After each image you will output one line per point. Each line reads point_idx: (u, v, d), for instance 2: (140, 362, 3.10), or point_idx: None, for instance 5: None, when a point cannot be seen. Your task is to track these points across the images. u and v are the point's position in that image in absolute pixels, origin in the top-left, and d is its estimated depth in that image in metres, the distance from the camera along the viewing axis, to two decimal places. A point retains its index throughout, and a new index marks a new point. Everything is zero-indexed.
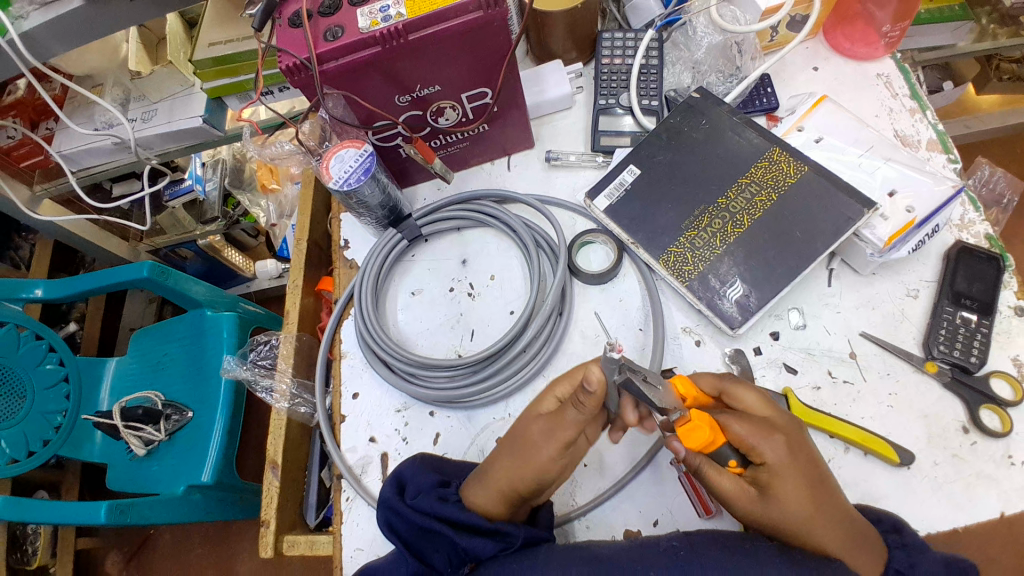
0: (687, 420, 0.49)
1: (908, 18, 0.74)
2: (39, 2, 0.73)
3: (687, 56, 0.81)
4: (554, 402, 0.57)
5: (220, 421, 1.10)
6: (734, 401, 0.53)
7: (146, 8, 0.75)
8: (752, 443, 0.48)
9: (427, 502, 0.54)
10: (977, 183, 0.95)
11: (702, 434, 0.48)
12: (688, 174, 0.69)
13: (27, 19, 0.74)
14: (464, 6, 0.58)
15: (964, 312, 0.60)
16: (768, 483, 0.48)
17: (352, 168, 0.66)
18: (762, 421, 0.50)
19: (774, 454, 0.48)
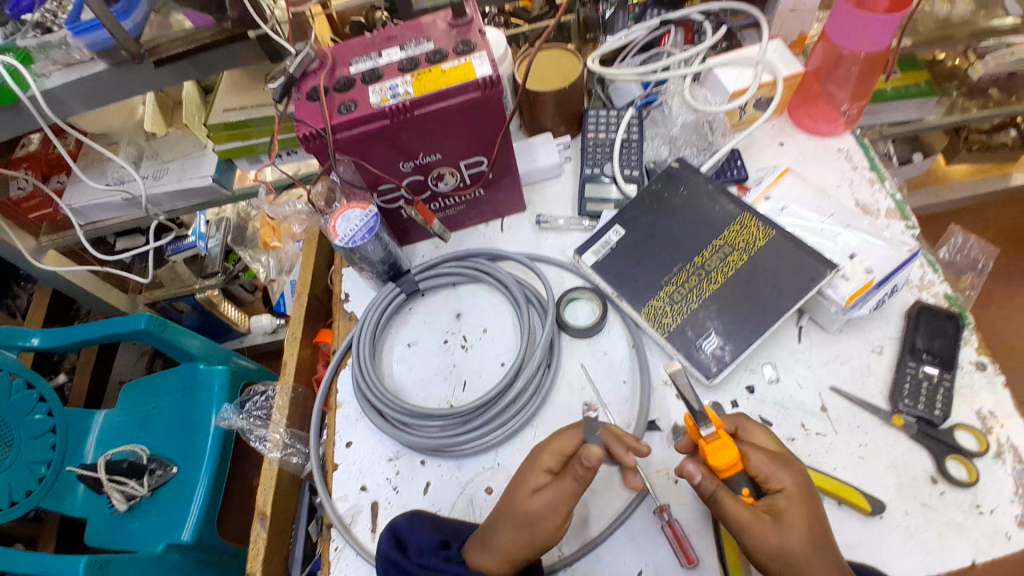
0: (716, 438, 0.53)
1: (865, 97, 0.83)
2: (62, 64, 0.91)
3: (664, 132, 0.88)
4: (546, 475, 0.57)
5: (204, 479, 1.10)
6: (747, 436, 0.58)
7: (164, 75, 0.92)
8: (772, 471, 0.53)
9: (432, 560, 0.57)
10: (953, 248, 1.05)
11: (727, 453, 0.53)
12: (667, 236, 0.75)
13: (49, 78, 0.91)
14: (464, 87, 0.66)
15: (926, 366, 0.64)
16: (783, 510, 0.52)
17: (357, 227, 0.71)
18: (775, 453, 0.55)
19: (792, 482, 0.53)
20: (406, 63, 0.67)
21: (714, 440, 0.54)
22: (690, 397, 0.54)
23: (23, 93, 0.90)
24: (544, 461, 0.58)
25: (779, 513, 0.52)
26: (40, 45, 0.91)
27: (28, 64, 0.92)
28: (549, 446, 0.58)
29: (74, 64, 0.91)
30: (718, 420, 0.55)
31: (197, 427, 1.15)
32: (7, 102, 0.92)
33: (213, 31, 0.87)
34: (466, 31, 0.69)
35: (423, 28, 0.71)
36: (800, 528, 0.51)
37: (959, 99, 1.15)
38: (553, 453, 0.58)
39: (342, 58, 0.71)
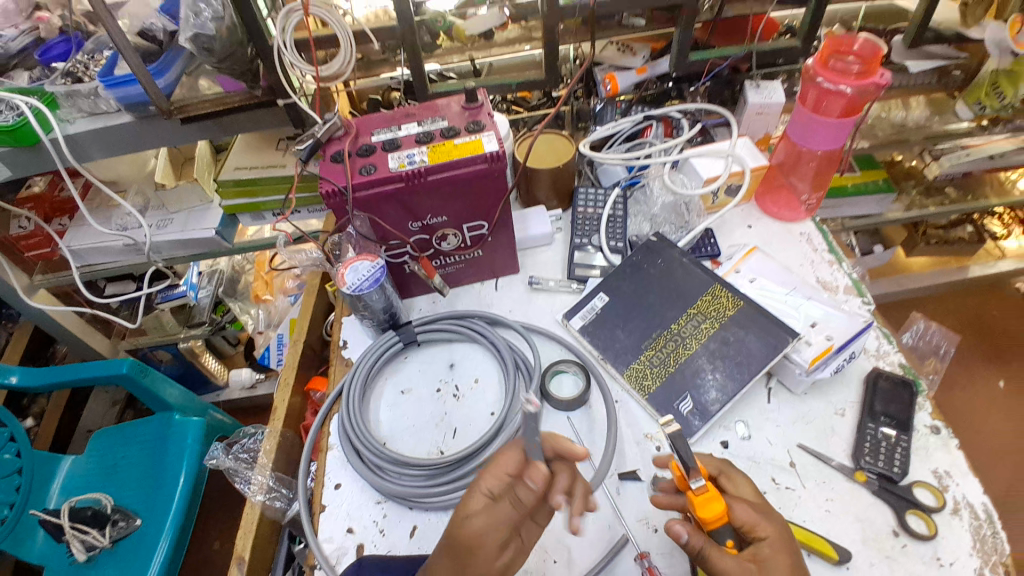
0: (703, 492, 0.55)
1: (822, 189, 0.96)
2: (87, 113, 1.00)
3: (646, 211, 0.98)
4: (484, 499, 0.55)
5: (166, 539, 1.06)
6: (730, 484, 0.61)
7: (181, 130, 1.01)
8: (757, 520, 0.56)
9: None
10: (919, 334, 1.19)
11: (715, 506, 0.55)
12: (648, 301, 0.82)
13: (72, 124, 0.99)
14: (473, 159, 0.74)
15: (884, 427, 0.70)
16: (766, 557, 0.54)
17: (365, 277, 0.77)
18: (756, 505, 0.58)
19: (773, 528, 0.56)
20: (422, 136, 0.76)
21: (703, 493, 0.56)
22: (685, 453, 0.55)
23: (45, 134, 0.97)
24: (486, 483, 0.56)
25: (762, 561, 0.54)
26: (69, 92, 0.96)
27: (52, 107, 0.99)
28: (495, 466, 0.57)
29: (99, 114, 1.00)
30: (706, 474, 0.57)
31: (167, 478, 1.12)
32: (31, 142, 0.98)
33: (242, 96, 0.95)
34: (477, 113, 0.80)
35: (439, 108, 0.81)
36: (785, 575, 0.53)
37: (917, 195, 1.38)
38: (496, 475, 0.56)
39: (364, 129, 0.80)
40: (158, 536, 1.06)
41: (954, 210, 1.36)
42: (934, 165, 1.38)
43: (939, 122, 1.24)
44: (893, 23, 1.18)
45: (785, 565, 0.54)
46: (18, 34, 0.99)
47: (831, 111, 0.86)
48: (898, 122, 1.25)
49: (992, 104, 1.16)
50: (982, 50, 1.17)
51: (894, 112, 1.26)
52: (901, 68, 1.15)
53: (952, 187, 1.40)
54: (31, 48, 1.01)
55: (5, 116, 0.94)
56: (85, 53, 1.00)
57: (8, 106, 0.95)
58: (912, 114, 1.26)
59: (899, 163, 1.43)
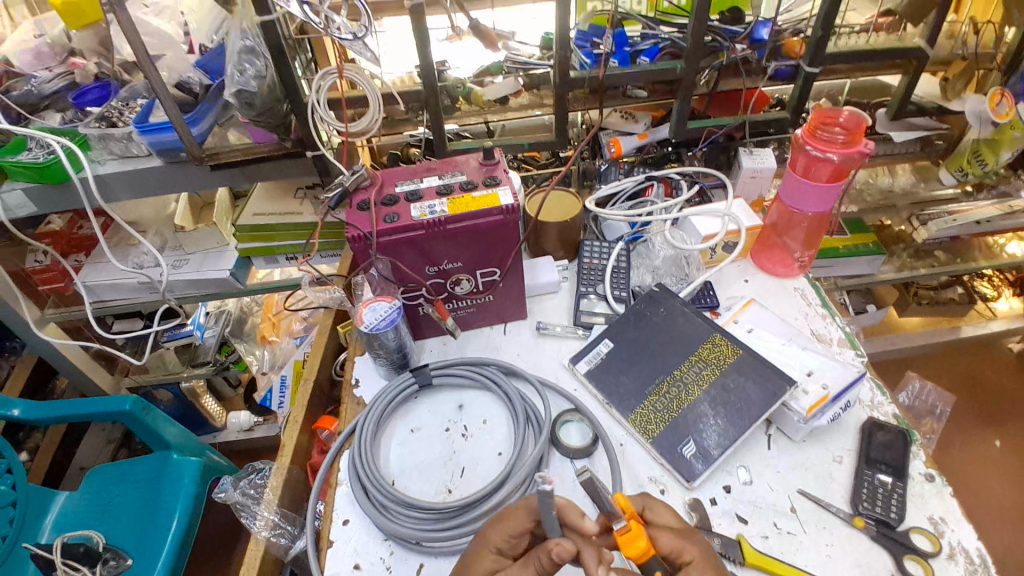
0: (628, 530, 0.56)
1: (814, 248, 1.02)
2: (117, 156, 1.07)
3: (648, 263, 1.04)
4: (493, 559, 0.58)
5: None
6: (651, 513, 0.62)
7: (206, 176, 1.08)
8: (681, 546, 0.58)
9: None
10: (915, 392, 1.23)
11: (638, 542, 0.56)
12: (651, 349, 0.86)
13: (102, 164, 1.06)
14: (490, 211, 0.80)
15: (881, 474, 0.72)
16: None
17: (382, 317, 0.81)
18: (679, 531, 0.60)
19: (696, 553, 0.58)
20: (443, 188, 0.82)
21: (626, 530, 0.56)
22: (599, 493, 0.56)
23: (76, 172, 1.04)
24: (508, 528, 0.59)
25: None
26: (102, 134, 1.03)
27: (84, 148, 1.05)
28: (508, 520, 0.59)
29: (130, 157, 1.07)
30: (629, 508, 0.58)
31: (161, 519, 1.10)
32: (59, 178, 1.04)
33: (272, 147, 1.03)
34: (494, 169, 0.86)
35: (458, 164, 0.88)
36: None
37: (908, 258, 1.45)
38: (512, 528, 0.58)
39: (389, 180, 0.86)
40: None
41: (943, 272, 1.41)
42: (921, 230, 1.38)
43: (925, 188, 1.39)
44: (877, 97, 1.29)
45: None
46: (52, 77, 1.08)
47: (820, 176, 0.94)
48: (885, 188, 1.40)
49: (974, 171, 1.24)
50: (961, 122, 1.25)
51: (882, 179, 1.42)
52: (885, 137, 1.23)
53: (941, 250, 1.47)
54: (63, 90, 1.09)
55: (36, 154, 1.00)
56: (120, 100, 1.08)
57: (41, 145, 1.02)
58: (899, 180, 1.41)
59: (888, 228, 1.50)
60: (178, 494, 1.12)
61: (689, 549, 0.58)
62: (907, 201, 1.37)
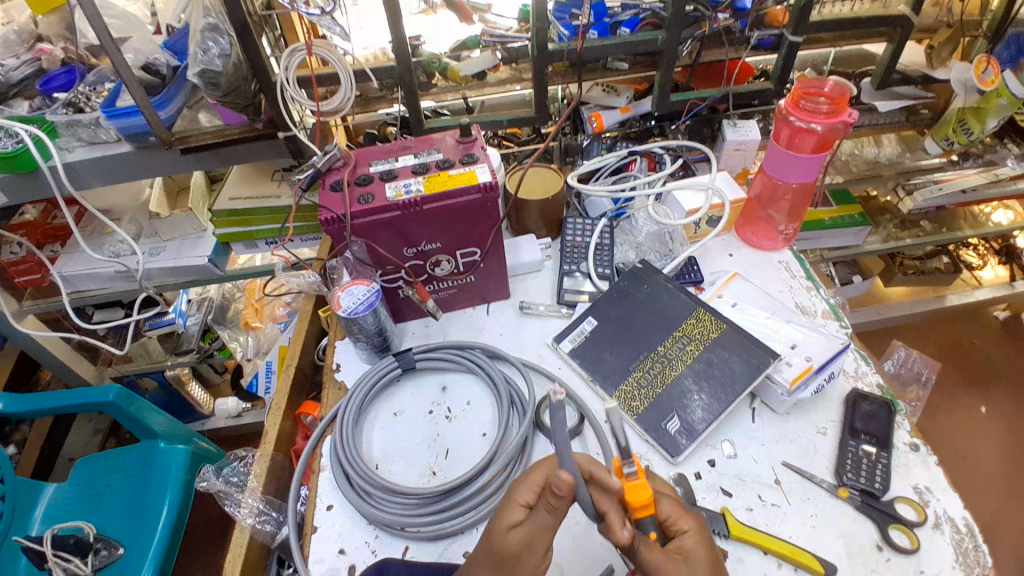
0: (635, 478, 0.56)
1: (798, 220, 1.01)
2: (85, 142, 1.03)
3: (631, 241, 1.02)
4: (522, 509, 0.57)
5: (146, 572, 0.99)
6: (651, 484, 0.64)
7: (177, 163, 1.04)
8: (675, 517, 0.58)
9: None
10: (900, 361, 1.25)
11: (643, 493, 0.56)
12: (636, 327, 0.85)
13: (71, 152, 1.02)
14: (468, 188, 0.78)
15: (865, 445, 0.73)
16: (690, 549, 0.56)
17: (359, 300, 0.79)
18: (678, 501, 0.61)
19: (693, 524, 0.58)
20: (419, 167, 0.80)
21: (634, 480, 0.56)
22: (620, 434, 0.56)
23: (45, 161, 0.99)
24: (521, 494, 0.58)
25: (687, 552, 0.56)
26: (69, 121, 0.98)
27: (51, 136, 1.00)
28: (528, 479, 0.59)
29: (98, 142, 1.03)
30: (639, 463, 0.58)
31: (149, 509, 1.07)
32: (29, 168, 1.00)
33: (243, 127, 0.99)
34: (471, 146, 0.84)
35: (434, 142, 0.85)
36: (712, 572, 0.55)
37: (893, 229, 1.46)
38: (529, 487, 0.58)
39: (363, 160, 0.84)
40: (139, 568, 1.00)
41: (930, 242, 1.43)
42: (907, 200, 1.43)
43: (910, 158, 1.37)
44: (861, 67, 1.27)
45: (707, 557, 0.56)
46: (20, 64, 1.03)
47: (804, 147, 0.93)
48: (871, 158, 1.38)
49: (959, 139, 1.23)
50: (948, 91, 1.24)
51: (867, 149, 1.40)
52: (871, 107, 1.21)
53: (927, 220, 1.47)
54: (32, 78, 1.04)
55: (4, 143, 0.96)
56: (86, 84, 1.02)
57: (7, 133, 0.97)
58: (885, 150, 1.39)
59: (874, 198, 1.50)
60: (166, 483, 1.09)
61: (688, 523, 0.58)
62: (892, 171, 1.35)
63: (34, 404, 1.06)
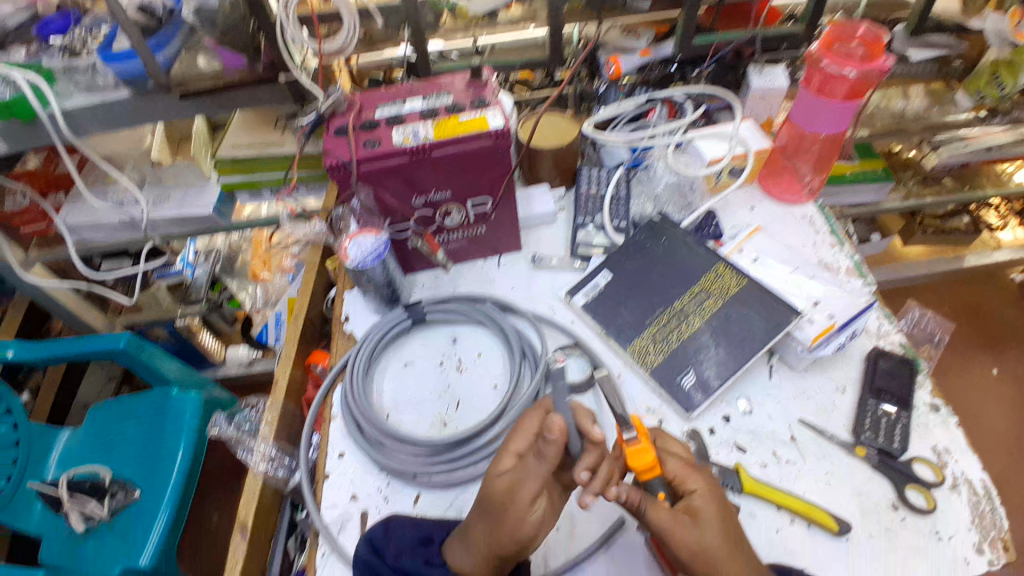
0: (636, 443, 0.57)
1: (824, 172, 0.96)
2: (83, 87, 0.96)
3: (649, 191, 0.98)
4: (513, 458, 0.55)
5: (163, 513, 1.01)
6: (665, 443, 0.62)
7: (179, 108, 0.97)
8: (683, 475, 0.57)
9: (410, 563, 0.57)
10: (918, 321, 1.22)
11: (645, 457, 0.56)
12: (653, 281, 0.82)
13: (70, 99, 0.95)
14: (479, 134, 0.74)
15: (885, 404, 0.71)
16: (699, 509, 0.55)
17: (366, 252, 0.76)
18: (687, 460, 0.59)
19: (702, 485, 0.57)
20: (427, 112, 0.76)
21: (635, 444, 0.57)
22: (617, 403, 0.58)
23: (42, 108, 0.92)
24: (513, 443, 0.56)
25: (695, 512, 0.54)
26: (66, 66, 0.94)
27: (51, 82, 0.94)
28: (520, 427, 0.57)
29: (97, 89, 0.96)
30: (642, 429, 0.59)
31: (163, 454, 1.08)
32: (27, 117, 0.94)
33: (243, 71, 0.93)
34: (481, 90, 0.79)
35: (443, 85, 0.80)
36: (721, 536, 0.53)
37: (914, 186, 1.39)
38: (524, 435, 0.56)
39: (368, 102, 0.79)
40: (155, 510, 1.02)
41: (950, 200, 1.37)
42: (933, 155, 1.34)
43: (937, 113, 1.23)
44: (893, 13, 1.18)
45: (719, 518, 0.54)
46: (15, 10, 0.98)
47: (836, 93, 0.85)
48: (896, 113, 1.23)
49: (991, 94, 1.15)
50: (982, 40, 1.14)
51: (893, 103, 1.24)
52: (902, 57, 1.13)
53: (950, 177, 1.41)
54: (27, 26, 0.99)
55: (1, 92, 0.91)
56: (82, 28, 0.98)
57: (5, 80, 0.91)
58: (911, 104, 1.24)
59: (897, 154, 1.42)
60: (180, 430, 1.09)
61: (697, 483, 0.57)
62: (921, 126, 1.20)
63: (46, 353, 1.07)
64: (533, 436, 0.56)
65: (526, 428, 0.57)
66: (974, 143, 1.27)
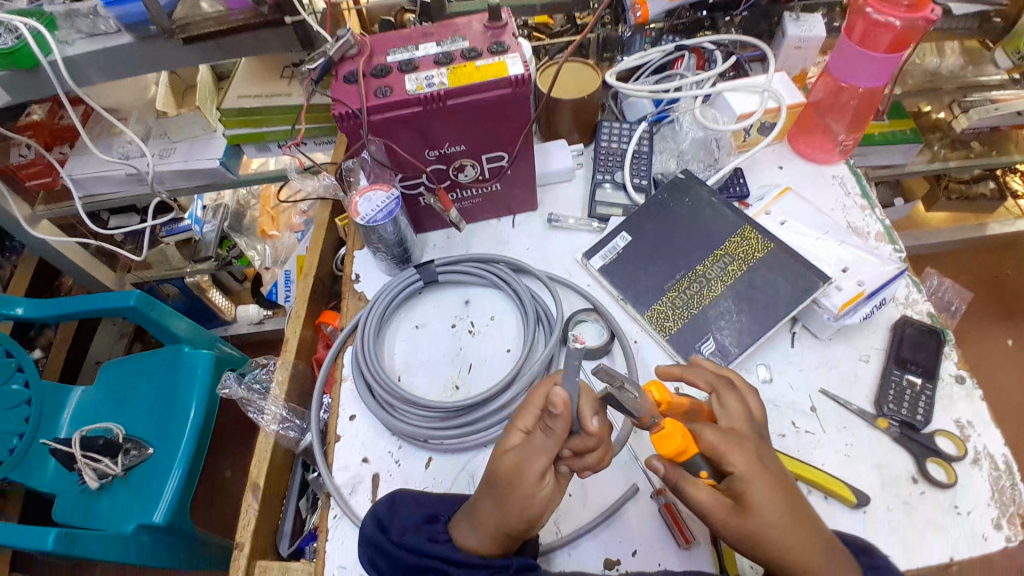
0: (661, 428, 0.51)
1: (860, 131, 0.88)
2: (86, 33, 0.90)
3: (673, 148, 0.93)
4: (520, 434, 0.54)
5: (176, 471, 1.02)
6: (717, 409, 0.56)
7: (186, 53, 0.90)
8: (724, 450, 0.50)
9: (415, 540, 0.56)
10: None
11: (674, 442, 0.50)
12: (672, 244, 0.79)
13: (72, 46, 0.89)
14: (496, 83, 0.69)
15: (910, 375, 0.69)
16: (745, 493, 0.49)
17: (378, 208, 0.74)
18: (727, 430, 0.53)
19: (743, 463, 0.50)
20: (442, 56, 0.71)
21: (660, 429, 0.51)
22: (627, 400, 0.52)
23: (45, 58, 0.88)
24: (521, 420, 0.55)
25: (742, 498, 0.49)
26: (67, 11, 0.88)
27: (52, 30, 0.89)
28: (528, 402, 0.56)
29: (99, 35, 0.89)
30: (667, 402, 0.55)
31: (175, 411, 1.09)
32: (30, 66, 0.89)
33: (247, 13, 0.85)
34: (500, 33, 0.73)
35: (459, 27, 0.75)
36: (775, 515, 0.48)
37: (941, 150, 1.27)
38: (529, 410, 0.55)
39: (378, 48, 0.74)
40: (168, 467, 1.03)
41: (977, 166, 1.26)
42: (961, 119, 1.24)
43: (973, 72, 1.21)
44: None
45: (769, 498, 0.49)
46: None
47: (877, 45, 0.78)
48: (931, 69, 1.22)
49: None
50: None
51: (929, 59, 1.22)
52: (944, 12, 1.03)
53: (978, 141, 1.29)
54: None
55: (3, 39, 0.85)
56: None
57: (5, 27, 0.86)
58: (947, 61, 1.22)
59: (926, 115, 1.28)
60: (192, 387, 1.09)
61: (738, 460, 0.50)
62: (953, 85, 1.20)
63: (55, 310, 1.06)
64: (538, 412, 0.55)
65: (532, 403, 0.55)
66: (1005, 107, 1.16)
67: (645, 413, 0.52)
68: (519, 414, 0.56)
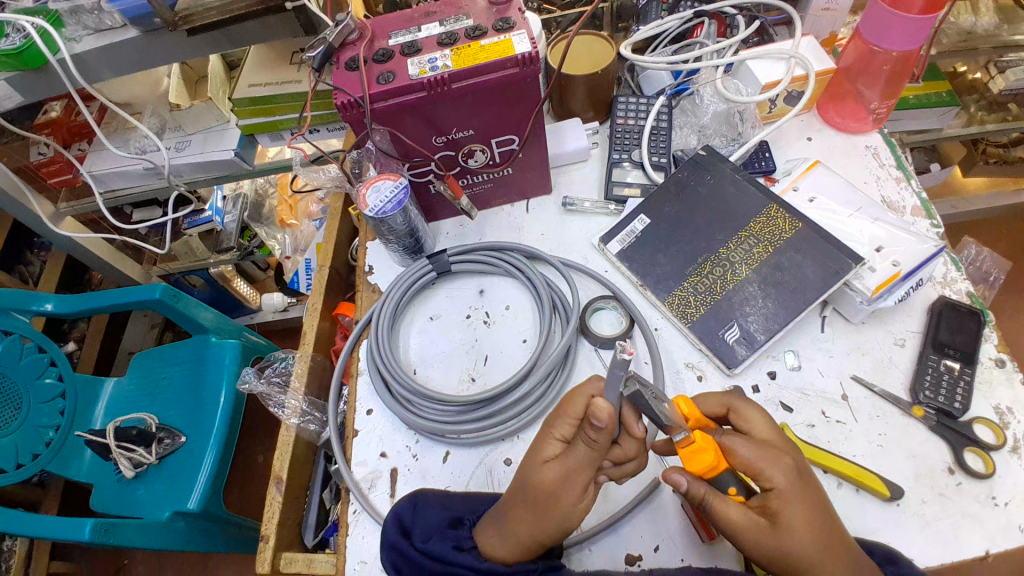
0: (691, 443, 0.49)
1: (894, 96, 0.82)
2: (92, 29, 0.88)
3: (694, 121, 0.89)
4: (558, 444, 0.54)
5: (207, 463, 1.04)
6: (741, 422, 0.54)
7: (195, 47, 0.88)
8: (761, 466, 0.48)
9: (440, 547, 0.56)
10: None
11: (705, 458, 0.48)
12: (692, 225, 0.75)
13: (79, 43, 0.87)
14: (503, 63, 0.66)
15: (947, 360, 0.65)
16: (778, 511, 0.47)
17: (387, 198, 0.72)
18: (759, 441, 0.50)
19: (781, 478, 0.48)
20: (444, 37, 0.67)
21: (690, 443, 0.49)
22: (648, 408, 0.51)
23: (52, 55, 0.86)
24: (557, 428, 0.54)
25: (774, 514, 0.47)
26: (72, 8, 0.85)
27: (58, 28, 0.88)
28: (564, 412, 0.54)
29: (105, 30, 0.87)
30: (695, 418, 0.50)
31: (204, 400, 1.11)
32: (37, 65, 0.88)
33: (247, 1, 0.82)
34: (506, 10, 0.70)
35: (462, 5, 0.71)
36: (797, 523, 0.47)
37: (977, 112, 1.18)
38: (566, 420, 0.54)
39: (381, 31, 0.71)
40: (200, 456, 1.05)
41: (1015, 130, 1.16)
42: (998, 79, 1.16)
43: (1008, 30, 1.12)
44: None
45: (802, 515, 0.47)
46: None
47: (912, 5, 0.72)
48: (967, 27, 1.12)
49: None
50: None
51: (963, 17, 1.12)
52: None
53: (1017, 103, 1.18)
54: None
55: (10, 39, 0.85)
56: None
57: (13, 27, 0.86)
58: (982, 20, 1.12)
59: (961, 75, 1.20)
60: (219, 377, 1.11)
61: (776, 476, 0.48)
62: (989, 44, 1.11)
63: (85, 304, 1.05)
64: (577, 421, 0.54)
65: (568, 414, 0.54)
66: None
67: (675, 422, 0.51)
68: (554, 422, 0.55)
